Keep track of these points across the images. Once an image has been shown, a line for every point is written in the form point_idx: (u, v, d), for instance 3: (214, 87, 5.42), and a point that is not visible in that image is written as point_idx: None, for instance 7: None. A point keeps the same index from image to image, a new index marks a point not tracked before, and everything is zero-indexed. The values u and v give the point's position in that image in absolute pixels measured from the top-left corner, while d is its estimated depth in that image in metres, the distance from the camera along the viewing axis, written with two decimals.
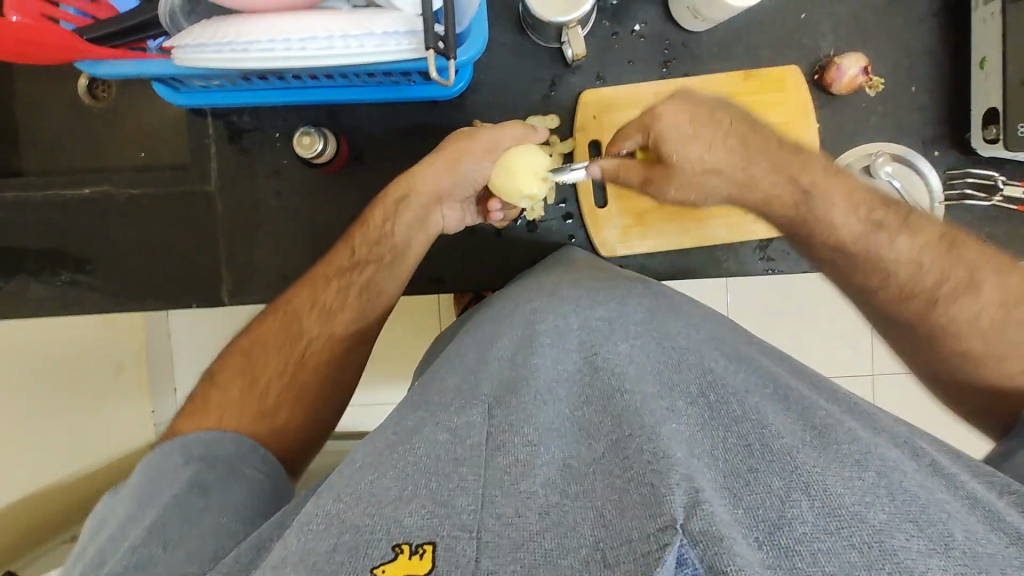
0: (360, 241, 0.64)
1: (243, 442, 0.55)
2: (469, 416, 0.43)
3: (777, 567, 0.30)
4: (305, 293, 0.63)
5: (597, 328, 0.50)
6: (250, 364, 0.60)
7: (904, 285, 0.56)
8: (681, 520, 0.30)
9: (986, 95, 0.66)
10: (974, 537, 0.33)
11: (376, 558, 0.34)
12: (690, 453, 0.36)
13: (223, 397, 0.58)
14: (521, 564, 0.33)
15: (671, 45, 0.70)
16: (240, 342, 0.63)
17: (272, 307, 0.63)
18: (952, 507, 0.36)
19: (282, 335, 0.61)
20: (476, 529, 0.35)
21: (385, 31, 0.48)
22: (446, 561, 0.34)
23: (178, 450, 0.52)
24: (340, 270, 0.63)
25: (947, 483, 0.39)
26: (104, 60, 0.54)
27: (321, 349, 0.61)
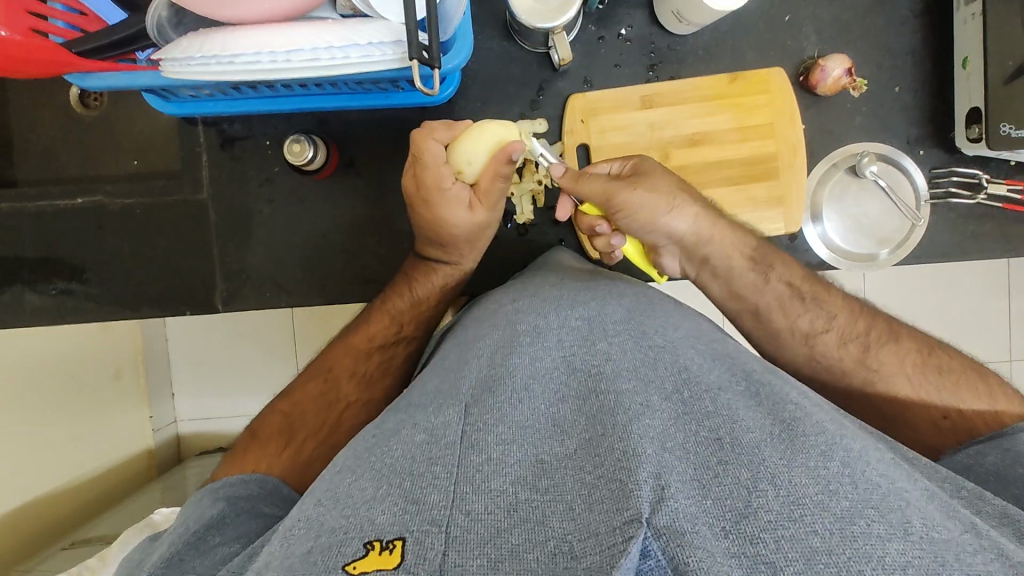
0: (407, 317, 0.70)
1: (265, 484, 0.57)
2: (445, 415, 0.44)
3: (740, 556, 0.32)
4: (347, 360, 0.69)
5: (574, 329, 0.51)
6: (291, 422, 0.65)
7: (844, 334, 0.62)
8: (647, 515, 0.34)
9: (968, 95, 0.67)
10: (931, 524, 0.34)
11: (348, 555, 0.35)
12: (661, 448, 0.38)
13: (259, 453, 0.61)
14: (488, 558, 0.34)
15: (657, 49, 0.71)
16: (278, 402, 0.67)
17: (315, 371, 0.69)
18: (911, 496, 0.37)
19: (323, 397, 0.67)
20: (445, 524, 0.36)
21: (370, 41, 0.49)
22: (415, 555, 0.34)
23: (207, 495, 0.55)
24: (382, 343, 0.70)
25: (910, 474, 0.40)
26: (93, 73, 0.56)
27: (357, 409, 0.68)
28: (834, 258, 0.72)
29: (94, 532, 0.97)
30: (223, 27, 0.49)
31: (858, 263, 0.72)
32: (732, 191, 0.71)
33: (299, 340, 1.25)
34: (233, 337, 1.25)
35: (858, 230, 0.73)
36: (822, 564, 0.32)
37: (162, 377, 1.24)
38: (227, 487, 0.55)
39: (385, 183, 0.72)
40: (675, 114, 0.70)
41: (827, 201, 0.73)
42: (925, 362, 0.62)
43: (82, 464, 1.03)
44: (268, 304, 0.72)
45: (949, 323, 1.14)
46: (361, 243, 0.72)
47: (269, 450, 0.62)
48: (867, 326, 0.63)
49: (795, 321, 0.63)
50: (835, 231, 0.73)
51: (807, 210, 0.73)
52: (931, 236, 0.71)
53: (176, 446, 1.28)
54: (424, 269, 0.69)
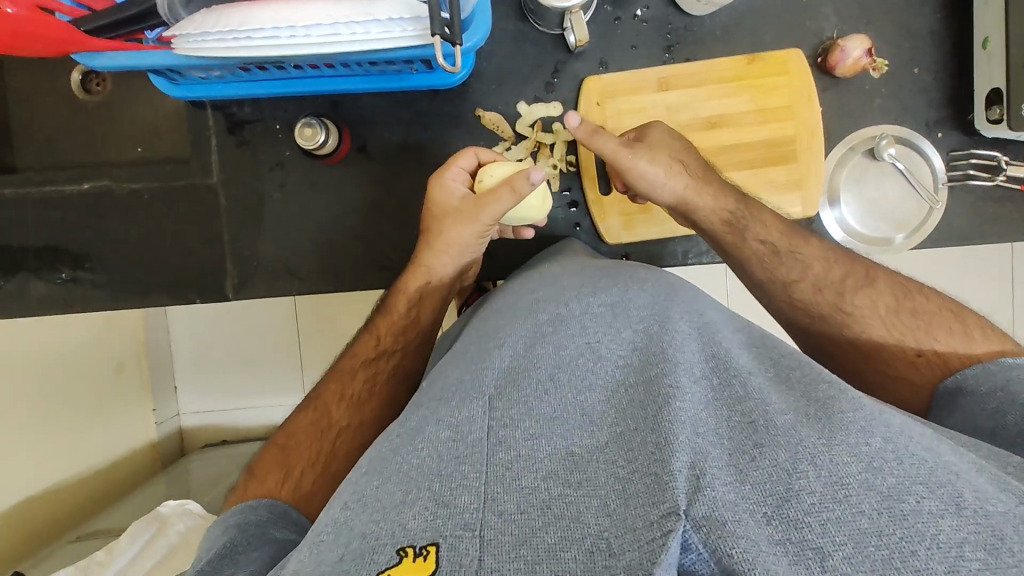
0: (385, 330, 0.66)
1: (275, 506, 0.52)
2: (469, 410, 0.43)
3: (784, 543, 0.32)
4: (334, 384, 0.62)
5: (597, 315, 0.50)
6: (286, 456, 0.57)
7: (841, 292, 0.60)
8: (685, 507, 0.33)
9: (988, 75, 0.67)
10: (985, 496, 0.34)
11: (382, 562, 0.34)
12: (695, 434, 0.38)
13: (255, 492, 0.54)
14: (524, 561, 0.33)
15: (674, 30, 0.70)
16: (274, 440, 0.61)
17: (302, 406, 0.62)
18: (959, 467, 0.36)
19: (316, 426, 0.59)
20: (479, 527, 0.35)
21: (390, 17, 0.47)
22: (449, 562, 0.34)
23: (218, 525, 0.51)
24: (367, 360, 0.64)
25: (955, 447, 0.39)
26: (102, 51, 0.54)
27: (354, 435, 0.59)
28: (852, 241, 0.72)
29: (101, 525, 0.97)
30: (240, 2, 0.48)
31: (876, 247, 0.72)
32: (750, 174, 0.70)
33: (304, 330, 1.23)
34: (236, 329, 1.23)
35: (875, 214, 0.72)
36: (873, 546, 0.31)
37: (164, 370, 1.22)
38: (235, 514, 0.51)
39: (398, 167, 0.71)
40: (693, 95, 0.69)
41: (845, 184, 0.72)
42: (899, 305, 0.59)
43: (86, 457, 1.02)
44: (279, 291, 0.71)
45: None
46: (374, 229, 0.71)
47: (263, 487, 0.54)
48: (844, 272, 0.61)
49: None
50: (852, 214, 0.72)
51: (825, 194, 0.72)
52: (949, 218, 0.71)
53: (179, 440, 1.26)
54: (402, 277, 0.67)
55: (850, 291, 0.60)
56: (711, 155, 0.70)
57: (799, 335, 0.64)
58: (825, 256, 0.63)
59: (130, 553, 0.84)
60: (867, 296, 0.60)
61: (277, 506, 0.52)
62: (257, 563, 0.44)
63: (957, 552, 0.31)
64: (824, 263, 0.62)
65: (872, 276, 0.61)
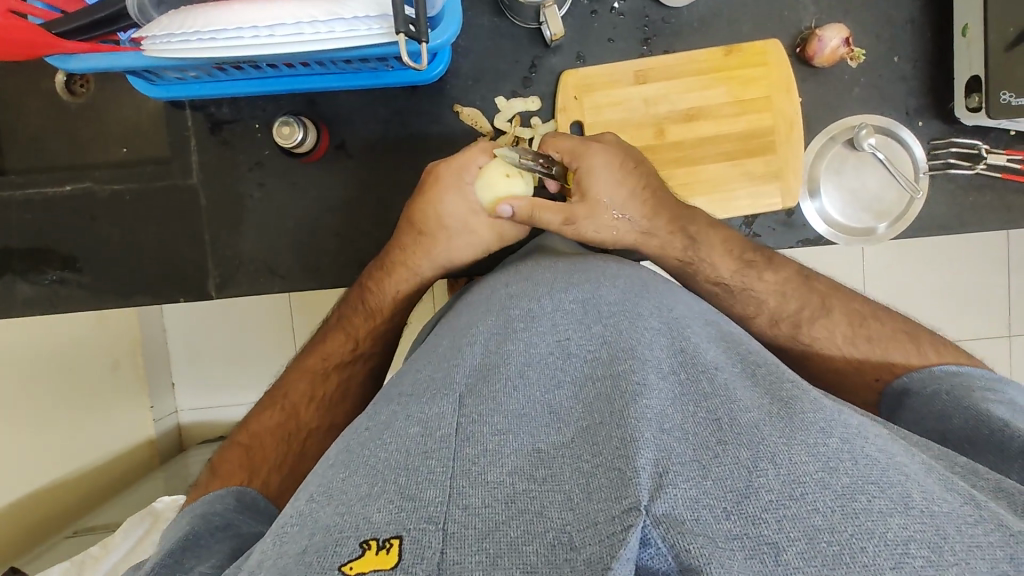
0: (362, 331, 0.67)
1: (243, 495, 0.54)
2: (439, 407, 0.43)
3: (741, 538, 0.32)
4: (303, 384, 0.64)
5: (569, 312, 0.51)
6: (251, 455, 0.59)
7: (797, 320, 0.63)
8: (646, 502, 0.34)
9: (968, 63, 0.66)
10: (932, 497, 0.34)
11: (344, 556, 0.34)
12: (660, 431, 0.38)
13: (219, 488, 0.55)
14: (486, 554, 0.33)
15: (651, 22, 0.69)
16: (236, 436, 0.62)
17: (268, 402, 0.63)
18: (912, 469, 0.37)
19: (283, 428, 0.61)
20: (442, 521, 0.35)
21: (355, 16, 0.47)
22: (412, 554, 0.34)
23: (183, 514, 0.52)
24: (342, 361, 0.66)
25: (906, 447, 0.40)
26: (75, 54, 0.54)
27: (321, 437, 0.61)
28: (832, 232, 0.71)
29: (98, 521, 0.98)
30: (207, 5, 0.48)
31: (856, 237, 0.72)
32: (728, 167, 0.70)
33: (296, 326, 1.24)
34: (229, 327, 1.25)
35: (856, 205, 0.72)
36: (824, 542, 0.31)
37: (161, 368, 1.24)
38: (201, 504, 0.52)
39: (377, 164, 0.71)
40: (669, 88, 0.69)
41: (825, 174, 0.72)
42: (854, 332, 0.62)
43: (82, 455, 1.03)
44: (262, 289, 0.72)
45: (947, 295, 1.14)
46: (354, 226, 0.72)
47: (229, 484, 0.55)
48: (799, 304, 0.64)
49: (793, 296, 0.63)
50: (832, 205, 0.72)
51: (805, 185, 0.72)
52: (929, 207, 0.70)
53: (177, 435, 1.28)
54: (384, 276, 0.67)
55: (807, 322, 0.63)
56: (689, 147, 0.70)
57: (777, 326, 0.64)
58: (780, 289, 0.64)
59: (123, 548, 0.85)
60: (824, 327, 0.63)
61: (244, 495, 0.55)
62: (218, 553, 0.46)
63: (904, 549, 0.31)
64: (779, 295, 0.64)
65: (827, 305, 0.64)
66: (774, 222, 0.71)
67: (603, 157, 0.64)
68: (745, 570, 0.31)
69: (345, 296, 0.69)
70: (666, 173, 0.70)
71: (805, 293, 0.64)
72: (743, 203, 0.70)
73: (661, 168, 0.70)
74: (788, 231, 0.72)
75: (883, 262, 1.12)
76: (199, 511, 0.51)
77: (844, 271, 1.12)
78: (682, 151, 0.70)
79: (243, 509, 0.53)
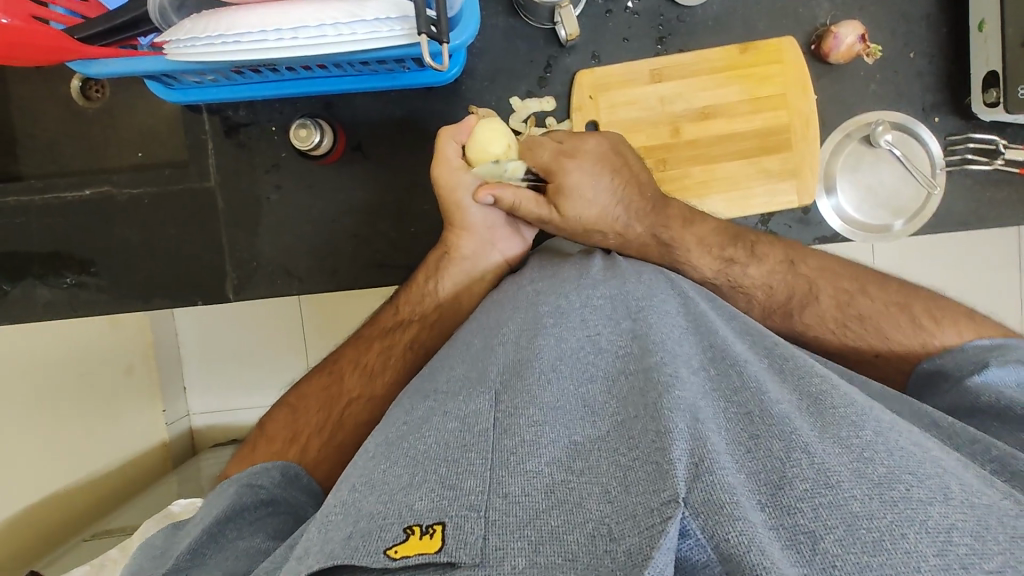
0: (404, 300, 0.69)
1: (287, 470, 0.55)
2: (476, 403, 0.43)
3: (781, 524, 0.32)
4: (351, 353, 0.66)
5: (598, 306, 0.50)
6: (295, 418, 0.61)
7: (824, 312, 0.62)
8: (683, 493, 0.33)
9: (985, 58, 0.66)
10: (970, 489, 0.34)
11: (388, 540, 0.35)
12: (692, 421, 0.37)
13: (264, 454, 0.57)
14: (528, 540, 0.34)
15: (666, 21, 0.69)
16: (287, 398, 0.65)
17: (320, 367, 0.67)
18: (948, 462, 0.37)
19: (326, 392, 0.63)
20: (483, 509, 0.36)
21: (376, 17, 0.48)
22: (455, 540, 0.34)
23: (231, 479, 0.54)
24: (384, 331, 0.67)
25: (941, 444, 0.40)
26: (97, 59, 0.55)
27: (361, 406, 0.61)
28: (849, 229, 0.71)
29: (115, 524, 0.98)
30: (231, 8, 0.49)
31: (873, 234, 0.71)
32: (743, 165, 0.70)
33: (308, 328, 1.25)
34: (241, 329, 1.25)
35: (873, 201, 0.72)
36: (864, 529, 0.31)
37: (173, 371, 1.24)
38: (250, 474, 0.53)
39: (392, 166, 0.71)
40: (684, 86, 0.69)
41: (841, 171, 0.72)
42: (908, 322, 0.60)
43: (94, 460, 1.03)
44: (281, 291, 0.72)
45: (959, 292, 1.14)
46: (371, 227, 0.72)
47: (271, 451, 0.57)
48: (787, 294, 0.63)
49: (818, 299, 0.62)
50: (849, 202, 0.72)
51: (821, 182, 0.72)
52: (949, 203, 0.70)
53: (190, 439, 1.28)
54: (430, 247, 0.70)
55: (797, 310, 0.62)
56: (706, 146, 0.70)
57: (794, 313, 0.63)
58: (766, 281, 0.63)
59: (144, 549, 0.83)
60: (827, 317, 0.62)
61: (288, 468, 0.55)
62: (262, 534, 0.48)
63: (946, 537, 0.31)
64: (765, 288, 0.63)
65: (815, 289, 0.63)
66: (791, 220, 0.71)
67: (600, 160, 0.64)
68: (786, 558, 0.31)
69: (383, 281, 0.73)
70: (683, 170, 0.70)
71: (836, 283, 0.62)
72: (760, 200, 0.70)
73: (677, 167, 0.70)
74: (805, 228, 0.71)
75: (892, 259, 1.12)
76: (245, 481, 0.52)
77: None
78: (698, 150, 0.70)
79: (286, 484, 0.54)
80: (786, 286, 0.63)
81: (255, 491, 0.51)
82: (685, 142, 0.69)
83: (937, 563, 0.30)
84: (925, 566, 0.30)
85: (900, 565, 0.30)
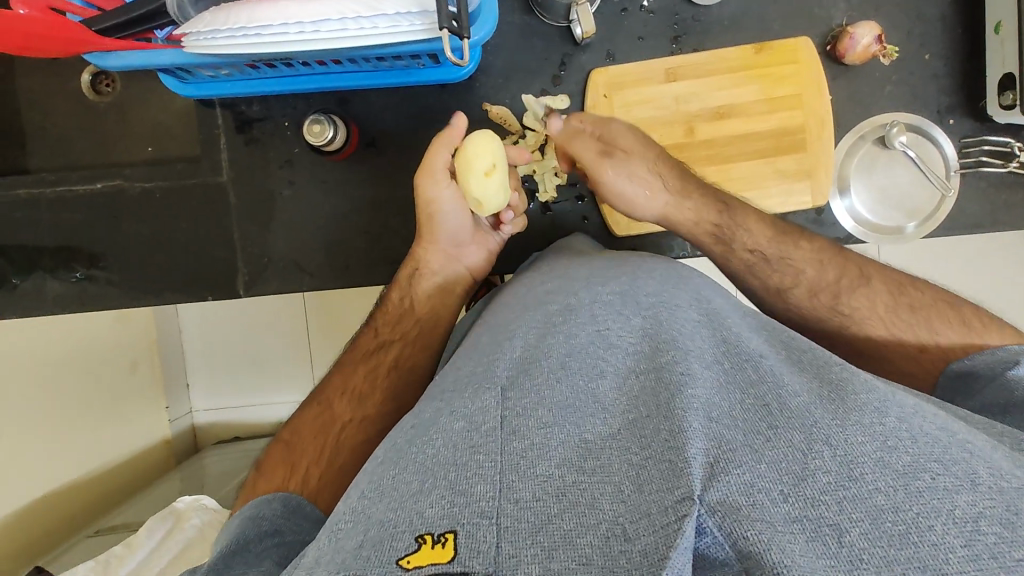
0: (383, 322, 0.68)
1: (288, 501, 0.54)
2: (482, 401, 0.43)
3: (802, 519, 0.32)
4: (336, 380, 0.65)
5: (608, 303, 0.50)
6: (291, 451, 0.59)
7: (838, 311, 0.61)
8: (699, 492, 0.33)
9: (1001, 61, 0.66)
10: (999, 473, 0.34)
11: (400, 550, 0.34)
12: (707, 420, 0.37)
13: (264, 490, 0.56)
14: (541, 547, 0.33)
15: (681, 20, 0.69)
16: (280, 435, 0.62)
17: (309, 400, 0.65)
18: (976, 446, 0.36)
19: (319, 422, 0.61)
20: (495, 515, 0.35)
21: (397, 12, 0.47)
22: (468, 548, 0.34)
23: (235, 515, 0.54)
24: (368, 352, 0.67)
25: (969, 428, 0.40)
26: (113, 51, 0.55)
27: (356, 428, 0.60)
28: (861, 230, 0.71)
29: (118, 520, 0.97)
30: (250, 1, 0.49)
31: (886, 236, 0.71)
32: (759, 165, 0.69)
33: (313, 326, 1.24)
34: (245, 327, 1.25)
35: (887, 203, 0.72)
36: (889, 521, 0.31)
37: (177, 369, 1.24)
38: (253, 505, 0.54)
39: (405, 162, 0.71)
40: (699, 86, 0.68)
41: (855, 173, 0.72)
42: (923, 324, 0.59)
43: (96, 456, 1.03)
44: (292, 287, 0.72)
45: (966, 296, 1.14)
46: (384, 224, 0.72)
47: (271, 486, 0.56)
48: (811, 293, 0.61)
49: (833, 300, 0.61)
50: (862, 203, 0.72)
51: (834, 183, 0.72)
52: (962, 205, 0.70)
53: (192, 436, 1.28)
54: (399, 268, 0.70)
55: (838, 288, 0.61)
56: (721, 145, 0.69)
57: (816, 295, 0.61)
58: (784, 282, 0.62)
59: (148, 547, 0.84)
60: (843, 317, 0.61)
61: (290, 499, 0.54)
62: (267, 561, 0.48)
63: (974, 526, 0.31)
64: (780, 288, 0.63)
65: (867, 274, 0.61)
66: (804, 221, 0.71)
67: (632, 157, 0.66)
68: (809, 553, 0.31)
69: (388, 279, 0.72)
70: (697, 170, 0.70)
71: (845, 265, 0.62)
72: (774, 201, 0.70)
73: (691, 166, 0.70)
74: (818, 229, 0.71)
75: (898, 261, 1.12)
76: (248, 515, 0.52)
77: None
78: (713, 149, 0.69)
79: (289, 514, 0.53)
80: (805, 285, 0.62)
81: (257, 521, 0.51)
82: (700, 141, 0.69)
83: (964, 554, 0.30)
84: (954, 557, 0.30)
85: (927, 558, 0.30)
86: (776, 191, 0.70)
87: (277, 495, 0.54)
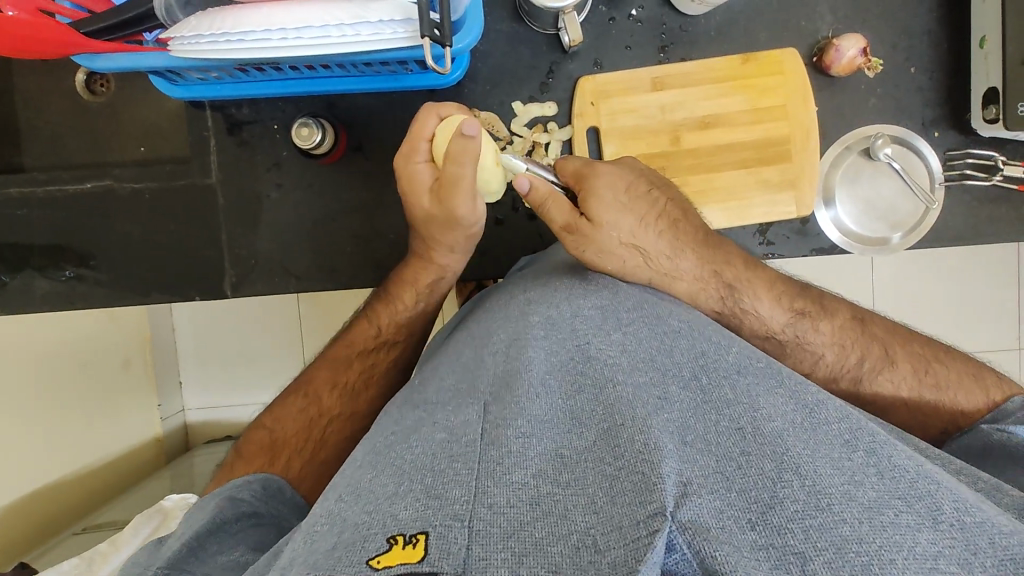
0: (386, 320, 0.66)
1: (269, 484, 0.56)
2: (465, 415, 0.43)
3: (768, 544, 0.32)
4: (325, 372, 0.65)
5: (589, 317, 0.51)
6: (274, 440, 0.60)
7: (817, 321, 0.62)
8: (671, 509, 0.33)
9: (984, 75, 0.67)
10: (964, 507, 0.33)
11: (371, 550, 0.33)
12: (682, 443, 0.38)
13: (241, 472, 0.57)
14: (511, 552, 0.33)
15: (668, 30, 0.70)
16: (261, 420, 0.63)
17: (293, 389, 0.65)
18: (943, 479, 0.36)
19: (306, 414, 0.62)
20: (468, 518, 0.35)
21: (381, 19, 0.48)
22: (438, 549, 0.33)
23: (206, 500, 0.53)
24: (365, 349, 0.66)
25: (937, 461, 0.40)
26: (101, 53, 0.55)
27: (343, 424, 0.63)
28: (846, 241, 0.71)
29: (105, 518, 0.98)
30: (235, 7, 0.49)
31: (870, 247, 0.72)
32: (744, 174, 0.70)
33: (305, 327, 1.25)
34: (238, 327, 1.25)
35: (872, 214, 0.72)
36: (852, 553, 0.31)
37: (170, 367, 1.24)
38: (232, 489, 0.54)
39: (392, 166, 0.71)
40: (685, 95, 0.69)
41: (841, 184, 0.72)
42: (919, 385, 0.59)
43: (88, 453, 1.03)
44: (278, 289, 0.72)
45: (955, 307, 1.14)
46: (370, 228, 0.72)
47: (251, 470, 0.57)
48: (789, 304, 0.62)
49: (815, 325, 0.62)
50: (848, 214, 0.72)
51: (820, 194, 0.72)
52: (946, 218, 0.70)
53: (184, 435, 1.28)
54: (410, 264, 0.65)
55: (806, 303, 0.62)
56: (706, 154, 0.70)
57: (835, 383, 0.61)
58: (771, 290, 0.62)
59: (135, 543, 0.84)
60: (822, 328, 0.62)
61: (270, 482, 0.56)
62: (242, 545, 0.49)
63: (932, 564, 0.30)
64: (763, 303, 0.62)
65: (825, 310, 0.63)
66: (789, 231, 0.71)
67: (608, 181, 0.60)
68: None
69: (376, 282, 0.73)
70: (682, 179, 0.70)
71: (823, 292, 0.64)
72: (759, 210, 0.70)
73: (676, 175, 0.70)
74: (802, 239, 0.71)
75: (889, 271, 1.13)
76: (227, 495, 0.52)
77: (850, 277, 1.12)
78: (699, 158, 0.70)
79: (269, 498, 0.55)
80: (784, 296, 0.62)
81: (237, 504, 0.52)
82: (686, 150, 0.70)
83: None
84: None
85: None
86: (760, 201, 0.70)
87: (257, 475, 0.56)
